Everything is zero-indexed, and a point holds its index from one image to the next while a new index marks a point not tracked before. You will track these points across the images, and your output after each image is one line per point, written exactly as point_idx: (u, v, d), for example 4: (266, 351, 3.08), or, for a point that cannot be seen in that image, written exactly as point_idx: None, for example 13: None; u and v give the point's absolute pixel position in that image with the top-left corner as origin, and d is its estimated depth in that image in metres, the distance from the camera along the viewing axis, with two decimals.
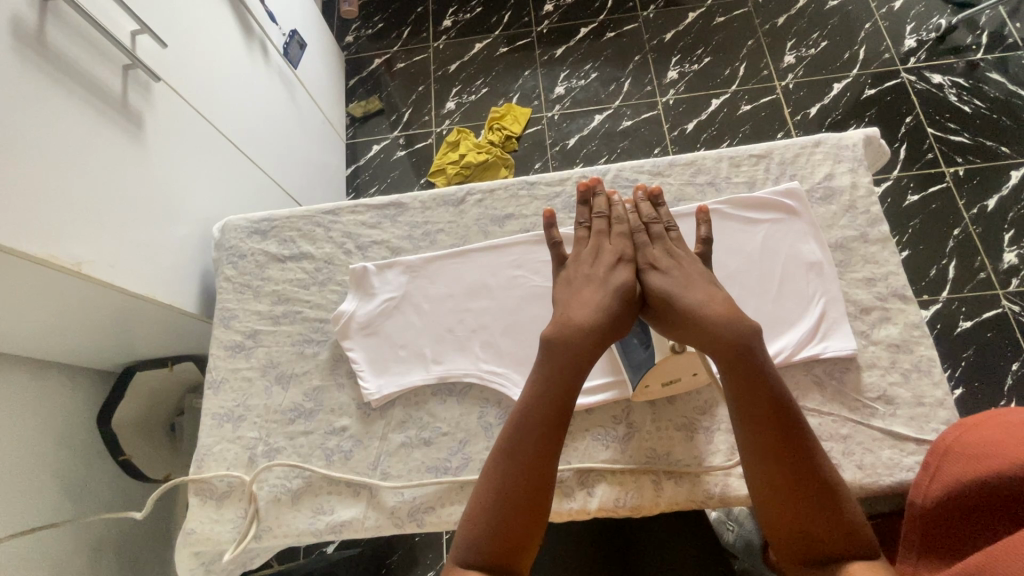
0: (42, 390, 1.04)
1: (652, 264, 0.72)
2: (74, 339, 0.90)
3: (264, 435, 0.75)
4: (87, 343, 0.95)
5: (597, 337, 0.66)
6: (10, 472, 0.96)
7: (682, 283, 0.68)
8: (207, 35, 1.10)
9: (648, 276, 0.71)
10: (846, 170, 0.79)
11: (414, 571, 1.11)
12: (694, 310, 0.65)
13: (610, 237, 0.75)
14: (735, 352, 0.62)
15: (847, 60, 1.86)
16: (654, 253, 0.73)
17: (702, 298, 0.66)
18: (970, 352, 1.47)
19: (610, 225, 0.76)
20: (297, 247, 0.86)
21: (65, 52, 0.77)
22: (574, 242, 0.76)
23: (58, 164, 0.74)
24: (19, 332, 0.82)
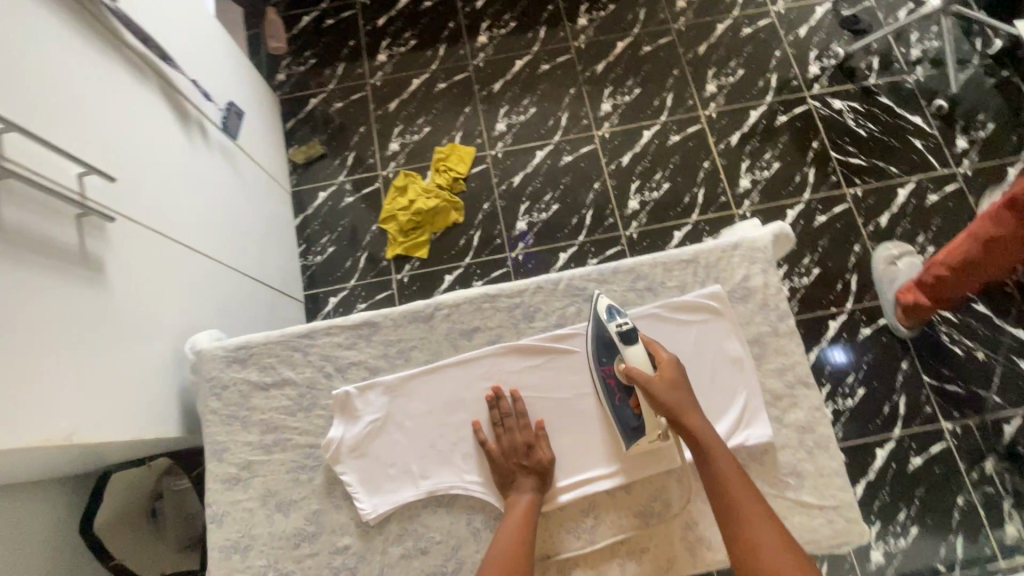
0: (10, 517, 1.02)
1: (639, 357, 0.83)
2: (45, 463, 0.91)
3: (273, 562, 0.83)
4: (57, 463, 0.95)
5: (531, 496, 0.81)
6: None
7: (671, 381, 0.80)
8: (144, 142, 1.08)
9: (638, 364, 0.82)
10: (760, 271, 0.94)
11: None
12: (681, 405, 0.79)
13: (518, 432, 0.85)
14: (700, 435, 0.78)
15: (761, 88, 2.03)
16: (639, 352, 0.83)
17: (688, 407, 0.80)
18: (869, 356, 1.73)
19: (517, 422, 0.86)
20: (278, 373, 0.91)
21: (21, 226, 0.77)
22: (493, 434, 0.87)
23: (37, 343, 0.75)
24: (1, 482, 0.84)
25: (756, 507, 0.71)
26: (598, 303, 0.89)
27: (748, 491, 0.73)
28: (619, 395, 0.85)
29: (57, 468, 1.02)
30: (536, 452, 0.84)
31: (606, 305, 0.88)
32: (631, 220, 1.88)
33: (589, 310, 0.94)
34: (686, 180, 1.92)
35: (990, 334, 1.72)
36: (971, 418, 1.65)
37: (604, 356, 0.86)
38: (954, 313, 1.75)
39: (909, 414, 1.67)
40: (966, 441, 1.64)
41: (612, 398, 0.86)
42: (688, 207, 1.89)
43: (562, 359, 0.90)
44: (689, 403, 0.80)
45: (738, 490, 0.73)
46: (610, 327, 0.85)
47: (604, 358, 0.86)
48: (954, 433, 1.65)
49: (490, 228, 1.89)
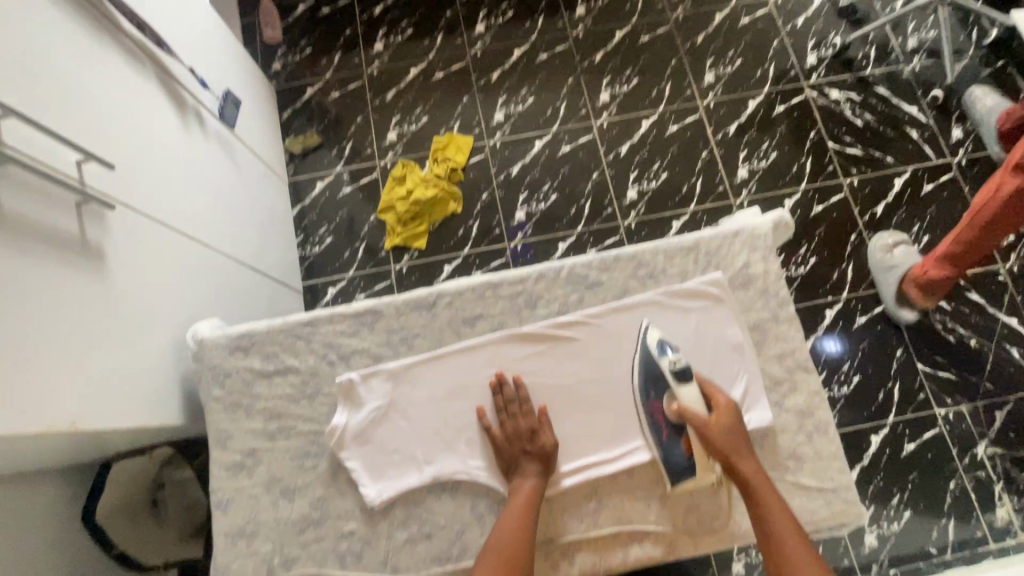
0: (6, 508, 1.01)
1: (693, 398, 0.84)
2: (48, 451, 0.91)
3: (278, 547, 0.83)
4: (57, 451, 0.94)
5: (535, 482, 0.82)
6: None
7: (728, 425, 0.82)
8: (142, 131, 1.07)
9: (693, 405, 0.83)
10: (760, 258, 0.94)
11: None
12: (736, 450, 0.81)
13: (521, 418, 0.86)
14: (753, 481, 0.79)
15: (759, 78, 2.03)
16: (693, 392, 0.84)
17: (745, 454, 0.81)
18: (865, 344, 1.75)
19: (520, 409, 0.87)
20: (281, 361, 0.91)
21: (22, 213, 0.76)
22: (497, 419, 0.87)
23: (37, 331, 0.74)
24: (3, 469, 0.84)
25: (810, 562, 0.72)
26: (647, 337, 0.89)
27: (800, 542, 0.74)
28: (667, 433, 0.85)
29: (57, 458, 1.01)
30: (539, 438, 0.84)
31: (657, 340, 0.88)
32: (629, 210, 1.89)
33: (591, 298, 0.94)
34: (684, 170, 1.92)
35: (982, 322, 1.75)
36: (963, 404, 1.68)
37: (654, 392, 0.86)
38: (948, 301, 1.77)
39: (903, 401, 1.69)
40: (958, 427, 1.67)
41: (659, 436, 0.85)
42: (686, 197, 1.90)
43: (564, 346, 0.91)
44: (744, 450, 0.81)
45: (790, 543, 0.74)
46: (661, 362, 0.86)
47: (652, 392, 0.86)
48: (947, 419, 1.67)
49: (489, 218, 1.88)
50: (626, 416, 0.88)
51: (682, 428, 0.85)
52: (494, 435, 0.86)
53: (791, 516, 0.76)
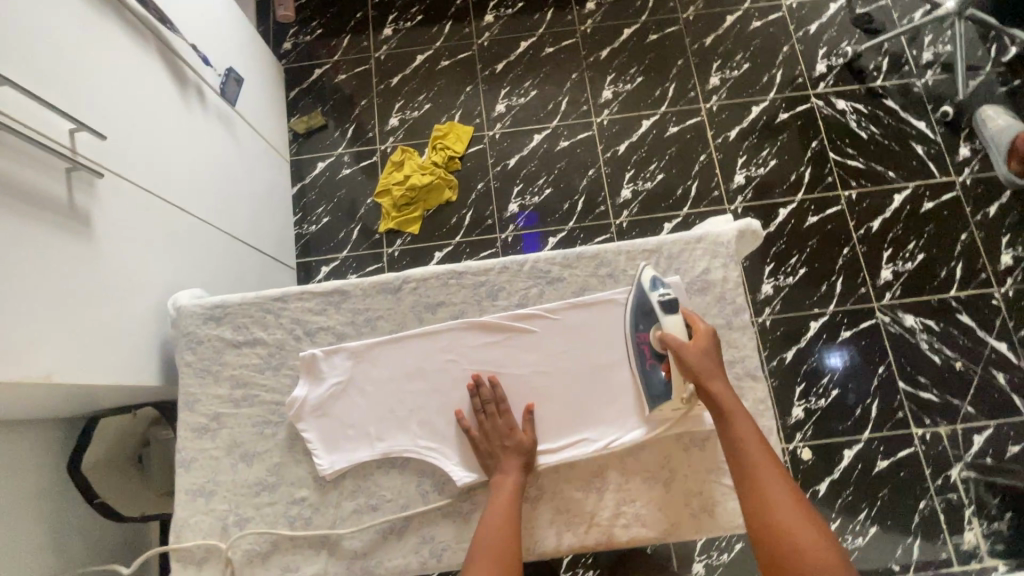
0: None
1: (675, 327, 0.85)
2: (31, 402, 0.97)
3: (234, 507, 0.89)
4: (38, 403, 1.00)
5: (514, 482, 0.83)
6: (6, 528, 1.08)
7: (704, 350, 0.83)
8: (139, 103, 1.12)
9: (674, 332, 0.85)
10: (720, 265, 0.96)
11: None
12: (709, 372, 0.81)
13: (500, 417, 0.88)
14: (722, 396, 0.80)
15: (765, 83, 2.00)
16: (676, 321, 0.85)
17: (712, 370, 0.81)
18: (848, 358, 1.74)
19: (499, 409, 0.89)
20: (250, 333, 0.96)
21: (13, 176, 0.82)
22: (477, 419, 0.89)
23: (19, 288, 0.80)
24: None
25: (768, 463, 0.75)
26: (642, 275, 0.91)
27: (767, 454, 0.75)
28: (651, 361, 0.88)
29: (41, 408, 1.07)
30: (517, 434, 0.87)
31: (650, 276, 0.90)
32: (622, 209, 1.89)
33: (551, 293, 0.97)
34: (681, 172, 1.92)
35: (970, 344, 1.73)
36: (942, 426, 1.67)
37: (642, 325, 0.90)
38: (937, 321, 1.76)
39: (880, 418, 1.69)
40: (934, 448, 1.66)
41: (643, 362, 0.89)
42: (680, 199, 1.90)
43: (520, 337, 0.94)
44: (715, 370, 0.82)
45: (753, 447, 0.76)
46: (651, 296, 0.88)
47: (641, 326, 0.89)
48: (923, 440, 1.67)
49: (483, 209, 1.91)
50: (572, 408, 0.91)
51: (664, 356, 0.87)
52: (475, 434, 0.88)
53: (753, 421, 0.79)
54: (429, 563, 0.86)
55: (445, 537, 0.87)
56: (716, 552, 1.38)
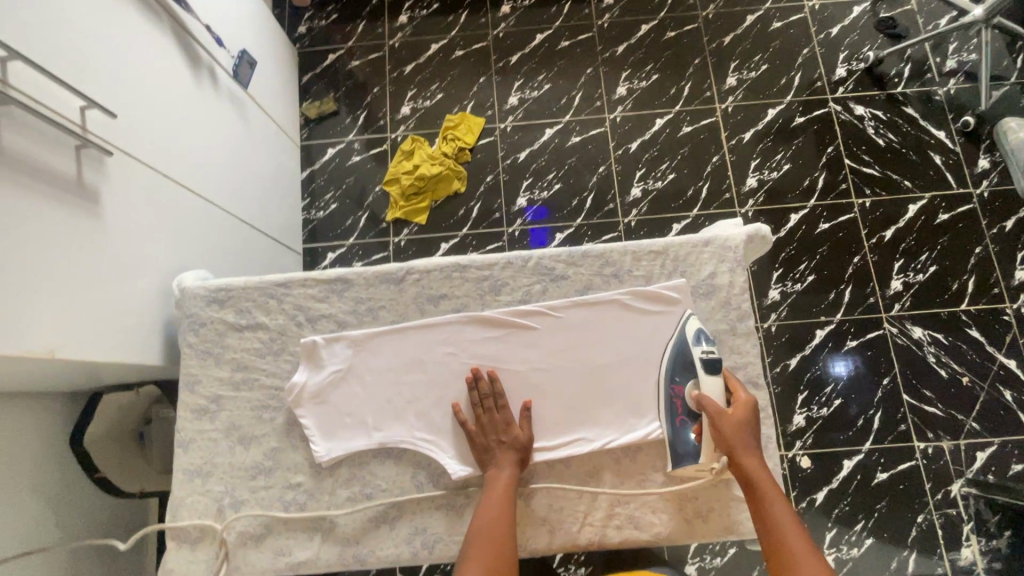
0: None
1: (714, 388, 0.85)
2: (33, 376, 0.98)
3: (230, 489, 0.89)
4: (42, 377, 1.01)
5: (512, 475, 0.83)
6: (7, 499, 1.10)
7: (740, 419, 0.83)
8: (151, 83, 1.12)
9: (712, 394, 0.85)
10: (727, 269, 0.95)
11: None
12: (740, 447, 0.81)
13: (497, 413, 0.88)
14: (750, 465, 0.80)
15: (782, 86, 1.97)
16: (715, 383, 0.85)
17: (742, 437, 0.82)
18: (852, 368, 1.72)
19: (495, 404, 0.89)
20: (253, 317, 0.96)
21: (23, 152, 0.82)
22: (474, 414, 0.89)
23: (24, 262, 0.80)
24: None
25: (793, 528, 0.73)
26: (686, 324, 0.90)
27: (801, 539, 0.72)
28: (682, 419, 0.87)
29: (43, 382, 1.08)
30: (513, 430, 0.87)
31: (694, 327, 0.90)
32: (630, 208, 1.88)
33: (554, 290, 0.96)
34: (692, 173, 1.90)
35: (978, 360, 1.71)
36: (945, 441, 1.66)
37: (677, 377, 0.88)
38: (945, 335, 1.73)
39: (882, 430, 1.68)
40: (936, 462, 1.64)
41: (673, 419, 0.87)
42: (690, 200, 1.88)
43: (522, 334, 0.93)
44: (751, 445, 0.81)
45: (780, 513, 0.75)
46: (695, 350, 0.88)
47: (677, 377, 0.88)
48: (925, 454, 1.65)
49: (491, 201, 1.90)
50: (572, 409, 0.91)
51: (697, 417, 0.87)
52: (471, 429, 0.88)
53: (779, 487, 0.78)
54: (421, 554, 0.86)
55: (437, 529, 0.87)
56: (709, 556, 1.38)
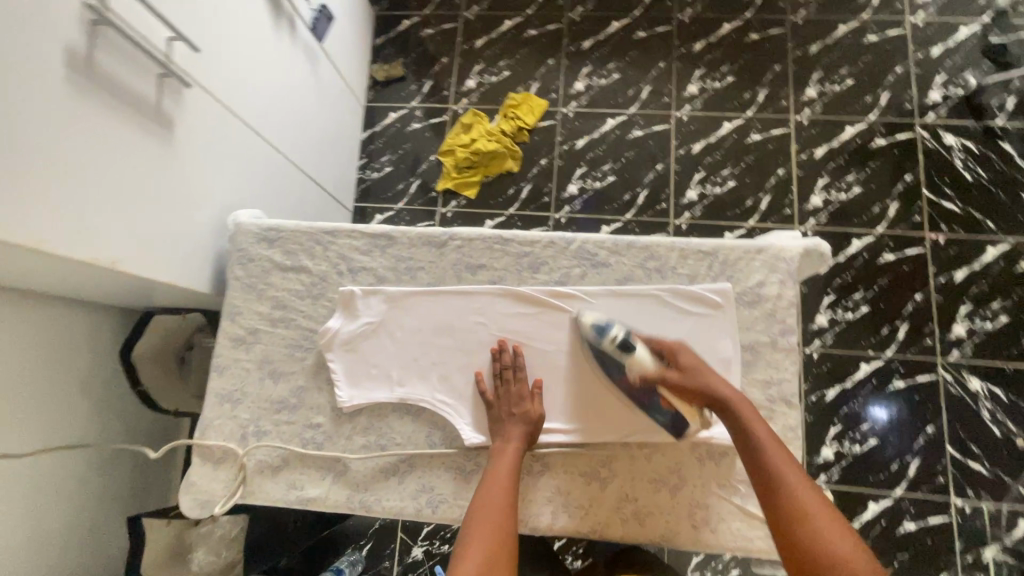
0: (50, 319, 1.17)
1: (643, 358, 0.85)
2: (93, 285, 1.05)
3: (256, 418, 0.93)
4: (101, 287, 1.09)
5: (518, 453, 0.82)
6: (61, 392, 1.21)
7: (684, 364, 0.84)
8: (235, 23, 1.17)
9: (645, 364, 0.85)
10: (776, 280, 0.91)
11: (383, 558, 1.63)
12: (708, 384, 0.81)
13: (512, 386, 0.88)
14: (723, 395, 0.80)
15: (867, 104, 1.86)
16: (641, 353, 0.86)
17: (706, 377, 0.82)
18: (895, 409, 1.63)
19: (512, 377, 0.89)
20: (298, 260, 0.99)
21: (113, 72, 0.87)
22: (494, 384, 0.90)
23: (100, 175, 0.86)
24: (51, 279, 0.98)
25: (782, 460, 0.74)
26: (582, 323, 0.90)
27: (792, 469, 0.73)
28: (649, 399, 0.86)
29: (102, 293, 1.16)
30: (528, 404, 0.87)
31: (592, 320, 0.90)
32: (684, 210, 1.83)
33: (593, 276, 0.95)
34: (754, 183, 1.83)
35: None
36: (986, 501, 1.55)
37: (614, 371, 0.88)
38: (1006, 391, 1.61)
39: (917, 478, 1.58)
40: (971, 523, 1.54)
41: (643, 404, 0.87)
42: (748, 211, 1.81)
43: (553, 315, 0.93)
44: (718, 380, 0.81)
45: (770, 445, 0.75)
46: (605, 342, 0.87)
47: (614, 371, 0.88)
48: (961, 511, 1.55)
49: (542, 184, 1.89)
50: (589, 399, 0.90)
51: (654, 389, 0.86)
52: (489, 399, 0.89)
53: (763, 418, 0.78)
54: (424, 512, 0.88)
55: (443, 490, 0.88)
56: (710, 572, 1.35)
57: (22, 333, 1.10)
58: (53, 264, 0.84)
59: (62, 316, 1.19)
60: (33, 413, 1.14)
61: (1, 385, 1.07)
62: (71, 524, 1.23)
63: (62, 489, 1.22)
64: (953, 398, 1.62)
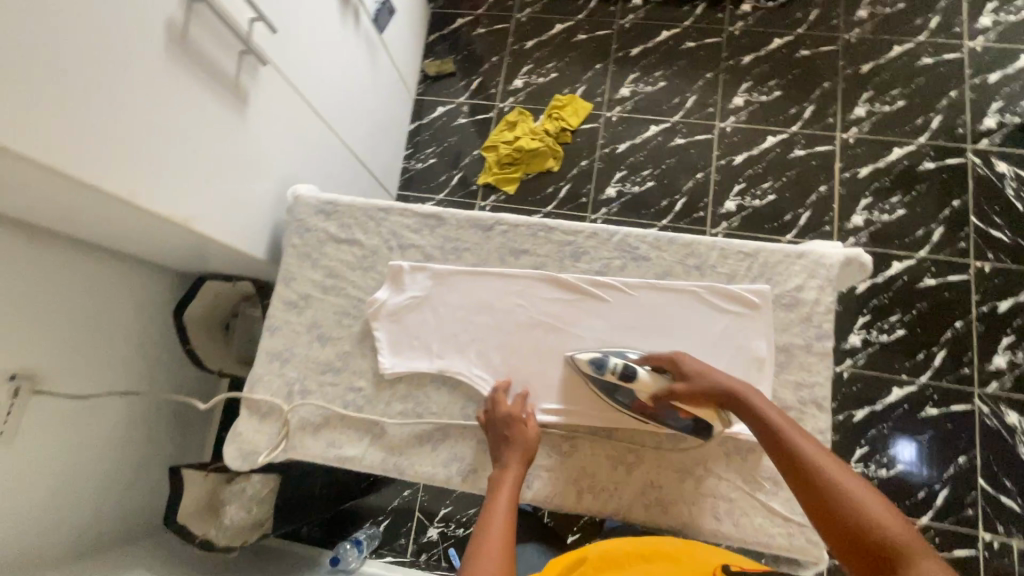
0: (117, 274, 1.26)
1: (645, 377, 0.85)
2: (161, 244, 1.14)
3: (302, 378, 0.99)
4: (168, 248, 1.17)
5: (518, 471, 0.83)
6: (120, 343, 1.30)
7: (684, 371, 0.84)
8: (309, 9, 1.24)
9: (649, 382, 0.85)
10: (815, 286, 0.92)
11: (399, 536, 1.67)
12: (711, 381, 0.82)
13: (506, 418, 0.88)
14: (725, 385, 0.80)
15: (917, 126, 1.83)
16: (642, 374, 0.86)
17: (706, 373, 0.82)
18: (926, 436, 1.60)
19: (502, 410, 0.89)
20: (352, 233, 1.05)
21: (202, 45, 0.95)
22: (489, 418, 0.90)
23: (182, 140, 0.93)
24: (128, 235, 1.06)
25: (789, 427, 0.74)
26: (580, 360, 0.90)
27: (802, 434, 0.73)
28: (668, 415, 0.85)
29: (166, 253, 1.24)
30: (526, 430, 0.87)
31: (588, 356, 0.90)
32: (721, 220, 1.83)
33: (633, 269, 0.97)
34: (795, 198, 1.82)
35: None
36: (1016, 538, 1.51)
37: (623, 397, 0.87)
38: None
39: (945, 509, 1.55)
40: (999, 559, 1.50)
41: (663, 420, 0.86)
42: (787, 225, 1.80)
43: (592, 303, 0.95)
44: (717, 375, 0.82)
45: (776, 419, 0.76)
46: (607, 371, 0.87)
47: (623, 397, 0.87)
48: (989, 547, 1.51)
49: (581, 185, 1.92)
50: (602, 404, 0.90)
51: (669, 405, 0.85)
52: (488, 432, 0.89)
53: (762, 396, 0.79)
54: (454, 480, 0.91)
55: (474, 461, 0.92)
56: None
57: (87, 283, 1.19)
58: (133, 217, 0.92)
59: (124, 272, 1.28)
60: (95, 358, 1.24)
61: (67, 329, 1.16)
62: (115, 466, 1.32)
63: (111, 433, 1.30)
64: (989, 430, 1.58)
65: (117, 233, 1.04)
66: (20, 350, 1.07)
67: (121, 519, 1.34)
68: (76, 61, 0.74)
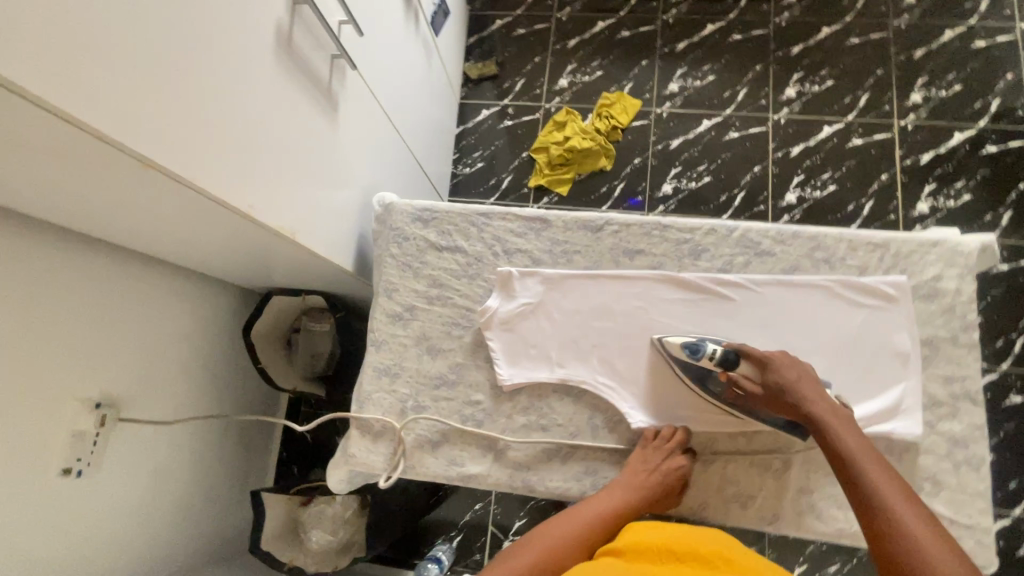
0: (195, 293, 1.22)
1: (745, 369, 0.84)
2: (248, 259, 1.11)
3: (414, 393, 0.94)
4: (252, 263, 1.13)
5: (620, 501, 0.80)
6: (198, 364, 1.27)
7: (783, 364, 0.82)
8: (383, 11, 1.20)
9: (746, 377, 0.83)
10: (955, 275, 0.89)
11: (472, 553, 1.61)
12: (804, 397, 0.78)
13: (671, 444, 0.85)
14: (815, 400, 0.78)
15: (976, 109, 1.81)
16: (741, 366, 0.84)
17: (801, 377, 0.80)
18: (1011, 424, 1.56)
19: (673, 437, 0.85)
20: (454, 241, 1.00)
21: (303, 50, 0.92)
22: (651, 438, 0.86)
23: (286, 149, 0.90)
24: (221, 251, 1.04)
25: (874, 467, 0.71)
26: (671, 346, 0.88)
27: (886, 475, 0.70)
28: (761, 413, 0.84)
29: (245, 269, 1.21)
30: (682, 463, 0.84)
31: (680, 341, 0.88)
32: (782, 213, 1.80)
33: (758, 265, 0.93)
34: (856, 187, 1.79)
35: None
36: None
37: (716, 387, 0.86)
38: None
39: None
40: None
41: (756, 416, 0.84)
42: (850, 215, 1.77)
43: (719, 302, 0.91)
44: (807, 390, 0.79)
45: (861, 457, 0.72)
46: (705, 360, 0.85)
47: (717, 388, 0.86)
48: None
49: (635, 183, 1.89)
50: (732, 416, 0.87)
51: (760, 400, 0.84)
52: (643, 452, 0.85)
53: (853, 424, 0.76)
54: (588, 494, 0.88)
55: (608, 473, 0.88)
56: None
57: (167, 303, 1.15)
58: (239, 230, 0.89)
59: (199, 290, 1.24)
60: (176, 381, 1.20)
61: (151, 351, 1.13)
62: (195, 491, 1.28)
63: (191, 458, 1.27)
64: None
65: (212, 248, 1.02)
66: (111, 376, 1.03)
67: (203, 547, 1.30)
68: (202, 70, 0.72)
